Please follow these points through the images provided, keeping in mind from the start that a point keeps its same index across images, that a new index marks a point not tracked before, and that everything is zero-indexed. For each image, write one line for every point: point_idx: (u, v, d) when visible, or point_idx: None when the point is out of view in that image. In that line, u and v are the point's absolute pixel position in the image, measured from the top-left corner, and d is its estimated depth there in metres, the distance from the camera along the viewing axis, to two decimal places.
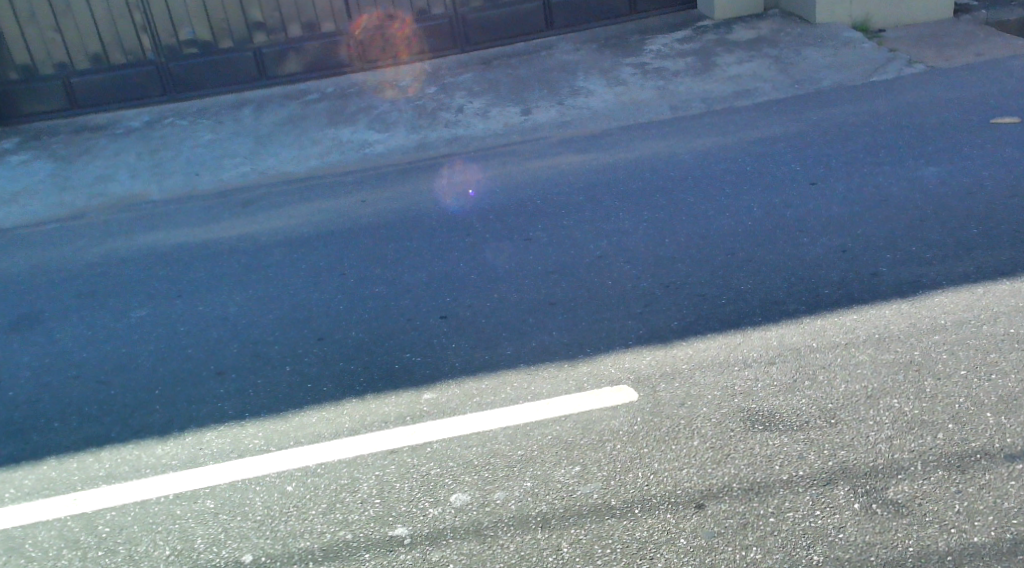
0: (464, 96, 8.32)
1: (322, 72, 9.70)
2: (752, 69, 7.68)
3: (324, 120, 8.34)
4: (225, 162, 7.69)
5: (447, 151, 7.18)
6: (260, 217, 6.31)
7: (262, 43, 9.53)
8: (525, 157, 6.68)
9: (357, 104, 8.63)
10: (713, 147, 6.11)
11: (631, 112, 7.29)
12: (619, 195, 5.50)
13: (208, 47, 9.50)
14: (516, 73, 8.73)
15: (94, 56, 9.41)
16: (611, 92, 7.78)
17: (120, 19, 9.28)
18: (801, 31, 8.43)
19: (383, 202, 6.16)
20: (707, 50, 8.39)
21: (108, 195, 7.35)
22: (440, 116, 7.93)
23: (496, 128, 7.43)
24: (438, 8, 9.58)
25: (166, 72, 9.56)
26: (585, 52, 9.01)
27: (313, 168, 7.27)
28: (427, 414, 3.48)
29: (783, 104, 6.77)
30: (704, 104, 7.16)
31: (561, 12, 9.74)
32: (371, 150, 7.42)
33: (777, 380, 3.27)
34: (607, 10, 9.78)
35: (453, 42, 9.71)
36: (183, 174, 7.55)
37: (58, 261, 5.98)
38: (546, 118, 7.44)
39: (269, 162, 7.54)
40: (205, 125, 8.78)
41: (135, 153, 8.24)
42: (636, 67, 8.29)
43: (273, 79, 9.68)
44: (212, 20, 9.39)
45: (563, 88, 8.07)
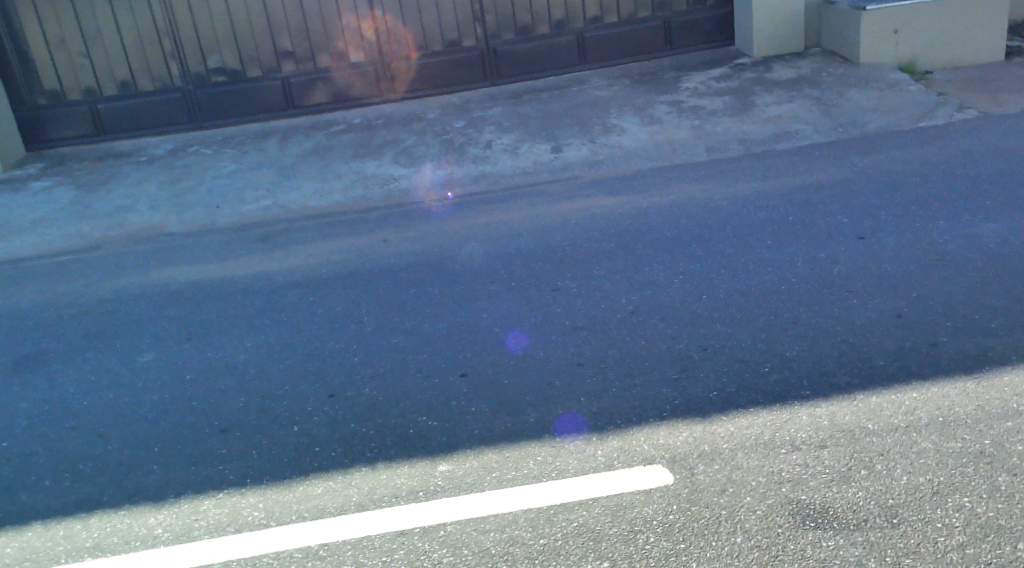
0: (493, 131, 8.10)
1: (350, 103, 9.53)
2: (793, 110, 7.40)
3: (349, 152, 8.14)
4: (246, 194, 7.49)
5: (475, 188, 6.94)
6: (278, 255, 6.08)
7: (291, 72, 9.38)
8: (554, 198, 6.42)
9: (384, 137, 8.43)
10: (752, 193, 5.82)
11: (666, 153, 7.02)
12: (652, 243, 5.22)
13: (236, 75, 9.36)
14: (547, 108, 8.50)
15: (123, 83, 9.32)
16: (645, 130, 7.52)
17: (148, 46, 9.20)
18: (845, 71, 8.13)
19: (405, 242, 5.91)
20: (745, 89, 8.12)
21: (126, 226, 7.18)
22: (468, 151, 7.70)
23: (526, 165, 7.19)
24: (469, 40, 9.39)
25: (193, 100, 9.43)
26: (618, 88, 8.77)
27: (336, 203, 7.05)
28: (441, 490, 3.19)
29: (826, 149, 6.48)
30: (743, 146, 6.88)
31: (595, 46, 9.51)
32: (395, 185, 7.19)
33: (829, 467, 2.94)
34: (642, 45, 9.54)
35: (484, 75, 9.51)
36: (203, 206, 7.36)
37: (69, 296, 5.78)
38: (577, 156, 7.20)
39: (291, 195, 7.33)
40: (229, 155, 8.62)
41: (157, 183, 8.07)
42: (672, 105, 8.03)
43: (300, 109, 9.53)
44: (242, 49, 9.27)
45: (595, 125, 7.83)
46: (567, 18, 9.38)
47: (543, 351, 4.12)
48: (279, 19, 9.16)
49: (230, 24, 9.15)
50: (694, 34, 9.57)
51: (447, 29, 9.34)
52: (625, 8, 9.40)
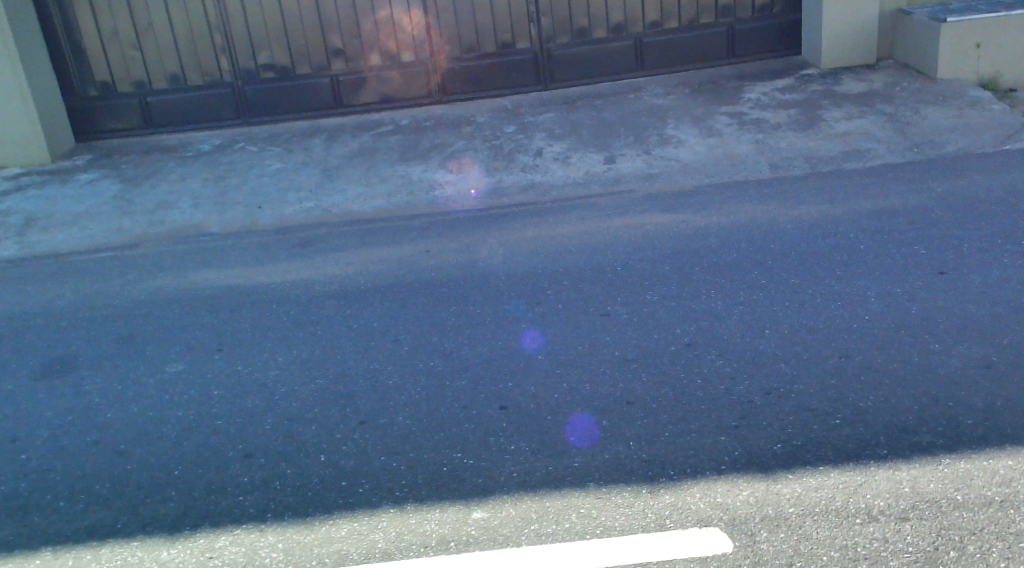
0: (544, 138, 7.81)
1: (399, 103, 9.31)
2: (863, 127, 7.02)
3: (396, 155, 7.91)
4: (289, 196, 7.29)
5: (522, 199, 6.66)
6: (317, 262, 5.86)
7: (340, 70, 9.19)
8: (605, 212, 6.12)
9: (432, 140, 8.19)
10: (818, 218, 5.46)
11: (725, 168, 6.67)
12: (709, 268, 4.91)
13: (285, 72, 9.20)
14: (601, 116, 8.20)
15: (172, 76, 9.21)
16: (704, 143, 7.17)
17: (199, 40, 9.07)
18: (920, 86, 7.71)
19: (449, 254, 5.66)
20: (812, 102, 7.72)
21: (167, 223, 7.02)
22: (517, 158, 7.43)
23: (577, 176, 6.90)
24: (523, 42, 9.11)
25: (242, 95, 9.28)
26: (677, 97, 8.42)
27: (379, 208, 6.82)
28: (474, 542, 2.91)
29: (900, 171, 6.10)
30: (808, 164, 6.52)
31: (653, 52, 9.16)
32: (440, 192, 6.95)
33: (912, 546, 2.62)
34: (703, 52, 9.16)
35: (537, 78, 9.22)
36: (245, 206, 7.18)
37: (102, 297, 5.61)
38: (631, 168, 6.89)
39: (334, 198, 7.12)
40: (274, 153, 8.44)
41: (200, 180, 7.92)
42: (733, 116, 7.67)
43: (348, 108, 9.33)
44: (292, 45, 9.10)
45: (651, 135, 7.51)
46: (626, 22, 9.05)
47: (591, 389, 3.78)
48: (330, 16, 8.98)
49: (281, 19, 8.99)
50: (759, 42, 9.16)
51: (500, 30, 9.07)
52: (687, 13, 9.03)
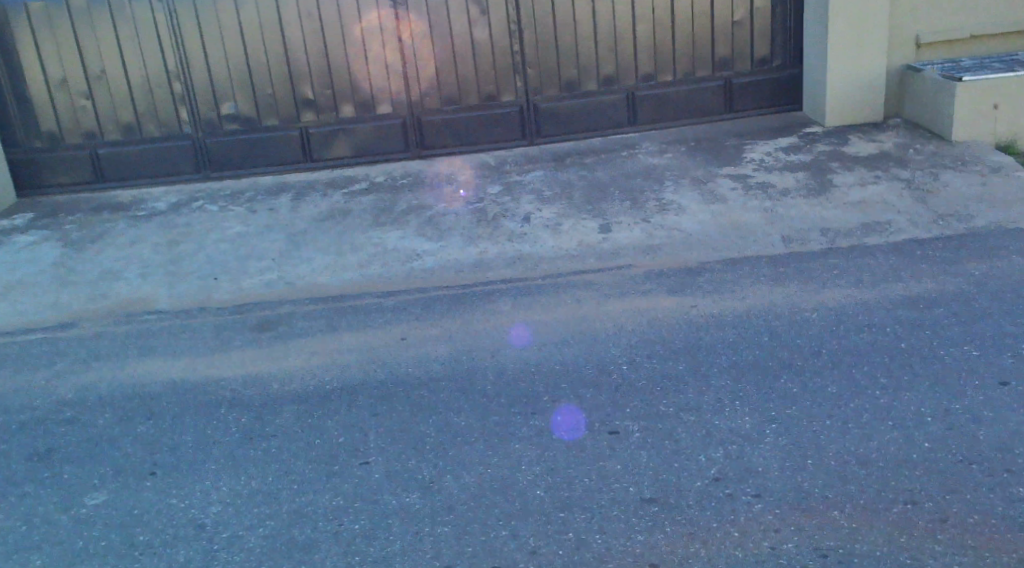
0: (531, 201, 7.18)
1: (373, 158, 8.65)
2: (880, 195, 6.47)
3: (371, 218, 7.25)
4: (250, 265, 6.57)
5: (510, 274, 5.99)
6: (276, 350, 5.13)
7: (310, 122, 8.52)
8: (604, 293, 5.46)
9: (410, 201, 7.53)
10: (846, 305, 4.85)
11: (734, 240, 6.06)
12: (730, 370, 4.26)
13: (250, 123, 8.51)
14: (593, 177, 7.59)
15: (127, 127, 8.50)
16: (707, 211, 6.57)
17: (157, 89, 8.38)
18: (935, 149, 7.20)
19: (428, 344, 4.97)
20: (820, 165, 7.16)
21: (110, 296, 6.26)
22: (503, 224, 6.79)
23: (569, 247, 6.26)
24: (508, 94, 8.49)
25: (202, 148, 8.57)
26: (674, 157, 7.84)
27: (350, 282, 6.12)
28: None
29: (930, 248, 5.53)
30: (825, 237, 5.93)
31: (647, 106, 8.58)
32: (418, 263, 6.28)
33: None
34: (699, 107, 8.60)
35: (523, 132, 8.61)
36: (200, 277, 6.44)
37: (21, 397, 4.83)
38: (629, 240, 6.25)
39: (300, 269, 6.41)
40: (236, 213, 7.73)
41: (152, 244, 7.17)
42: (736, 179, 7.08)
43: (318, 162, 8.66)
44: (258, 95, 8.42)
45: (648, 200, 6.90)
46: (617, 74, 8.46)
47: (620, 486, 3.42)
48: (300, 65, 8.33)
49: (246, 67, 8.32)
50: (758, 97, 8.61)
51: (483, 81, 8.44)
52: (682, 66, 8.46)
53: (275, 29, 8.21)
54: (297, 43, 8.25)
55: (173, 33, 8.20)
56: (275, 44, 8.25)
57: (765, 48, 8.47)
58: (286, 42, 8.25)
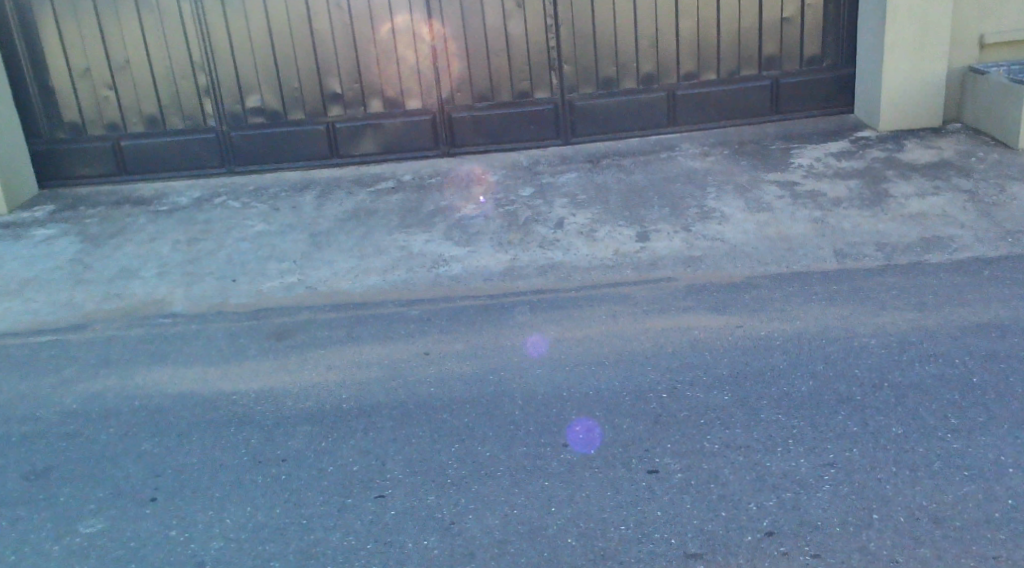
0: (566, 204, 6.83)
1: (402, 155, 8.35)
2: (940, 207, 6.06)
3: (398, 219, 6.95)
4: (270, 267, 6.28)
5: (541, 283, 5.65)
6: (291, 361, 4.83)
7: (337, 117, 8.23)
8: (641, 308, 5.10)
9: (438, 202, 7.22)
10: (906, 333, 4.47)
11: (781, 254, 5.68)
12: (781, 403, 3.91)
13: (276, 117, 8.24)
14: (631, 181, 7.23)
15: (150, 119, 8.25)
16: (753, 221, 6.19)
17: (181, 80, 8.12)
18: (998, 159, 6.77)
19: (452, 361, 4.64)
20: (874, 173, 6.74)
21: (124, 296, 5.99)
22: (536, 229, 6.45)
23: (604, 256, 5.91)
24: (543, 92, 8.14)
25: (226, 141, 8.31)
26: (716, 161, 7.45)
27: (372, 288, 5.82)
28: None
29: (997, 269, 5.13)
30: (882, 252, 5.53)
31: (688, 106, 8.18)
32: (445, 270, 5.97)
33: None
34: (744, 108, 8.18)
35: (557, 132, 8.25)
36: (218, 278, 6.17)
37: (21, 406, 4.55)
38: (668, 250, 5.89)
39: (322, 273, 6.12)
40: (258, 210, 7.46)
41: (171, 241, 6.91)
42: (783, 186, 6.68)
43: (345, 159, 8.37)
44: (284, 88, 8.14)
45: (689, 207, 6.53)
46: (658, 73, 8.08)
47: (662, 539, 3.08)
48: (328, 58, 8.03)
49: (272, 59, 8.04)
50: (806, 98, 8.18)
51: (517, 78, 8.09)
52: (727, 64, 8.05)
53: (303, 20, 7.92)
54: (325, 35, 7.96)
55: (198, 22, 7.93)
56: (303, 36, 7.96)
57: (816, 47, 8.04)
58: (314, 34, 7.95)
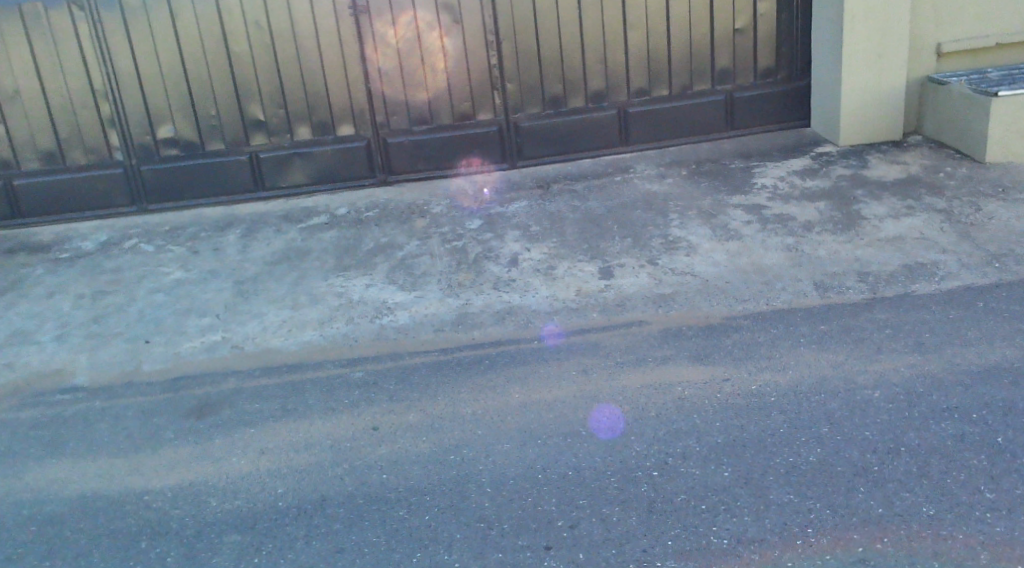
0: (518, 239, 6.30)
1: (334, 185, 7.69)
2: (918, 228, 5.67)
3: (333, 260, 6.31)
4: (189, 324, 5.60)
5: (498, 332, 5.08)
6: (217, 446, 4.18)
7: (261, 147, 7.54)
8: (613, 360, 4.58)
9: (376, 239, 6.60)
10: (913, 379, 4.01)
11: (757, 287, 5.22)
12: (791, 478, 3.40)
13: (193, 148, 7.52)
14: (584, 208, 6.72)
15: (48, 155, 7.45)
16: (722, 250, 5.74)
17: (83, 110, 7.35)
18: (968, 174, 6.43)
19: (405, 438, 4.03)
20: (842, 192, 6.34)
21: (19, 367, 5.26)
22: (487, 268, 5.90)
23: (565, 298, 5.38)
24: (485, 113, 7.58)
25: (137, 177, 7.56)
26: (674, 184, 7.00)
27: (309, 346, 5.18)
28: None
29: (993, 300, 4.73)
30: (866, 282, 5.10)
31: (639, 124, 7.71)
32: (389, 320, 5.37)
33: None
34: (697, 124, 7.75)
35: (502, 155, 7.71)
36: (129, 340, 5.46)
37: None
38: (634, 289, 5.40)
39: (250, 329, 5.46)
40: (175, 255, 6.74)
41: (75, 296, 6.16)
42: (749, 211, 6.25)
43: (272, 191, 7.68)
44: (200, 116, 7.43)
45: (651, 237, 6.06)
46: (606, 89, 7.60)
47: None
48: (248, 81, 7.35)
49: (186, 85, 7.33)
50: (761, 112, 7.78)
51: (457, 98, 7.51)
52: (678, 79, 7.62)
53: (218, 41, 7.22)
54: (244, 57, 7.27)
55: (99, 47, 7.18)
56: (219, 59, 7.27)
57: (769, 59, 7.65)
58: (231, 56, 7.26)
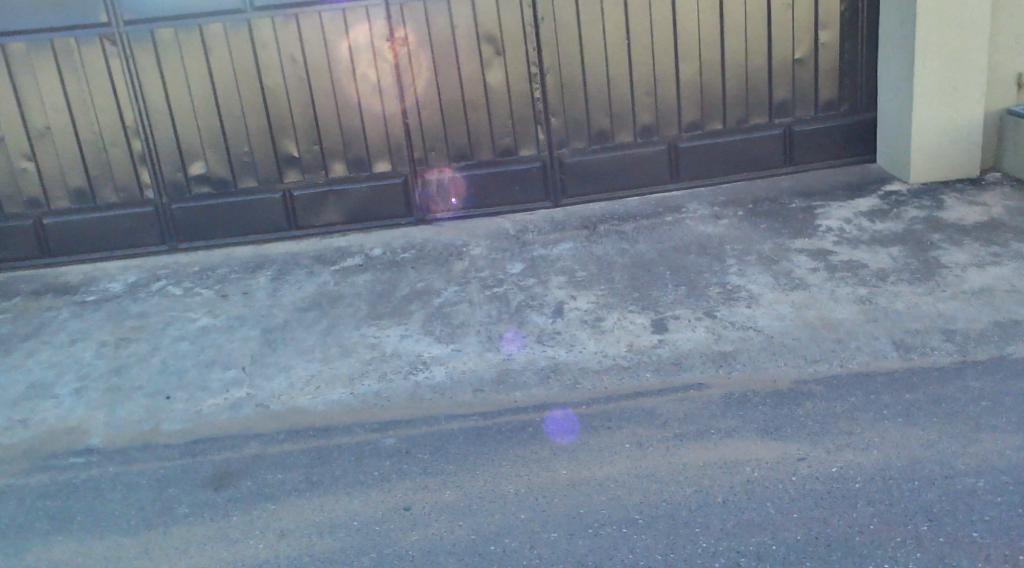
0: (563, 285, 5.88)
1: (370, 224, 7.34)
2: (1006, 279, 5.15)
3: (367, 307, 5.94)
4: (213, 377, 5.24)
5: (543, 393, 4.64)
6: (234, 525, 3.79)
7: (295, 184, 7.23)
8: (672, 431, 4.11)
9: (413, 284, 6.22)
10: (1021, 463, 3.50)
11: (829, 345, 4.73)
12: None
13: (225, 185, 7.22)
14: (635, 252, 6.29)
15: (77, 193, 7.20)
16: (787, 301, 5.25)
17: (113, 147, 7.10)
18: None
19: (442, 523, 3.61)
20: (917, 237, 5.84)
21: (31, 423, 4.92)
22: (531, 319, 5.48)
23: (615, 355, 4.93)
24: (528, 148, 7.19)
25: (168, 215, 7.28)
26: (730, 225, 6.53)
27: (338, 404, 4.78)
28: None
29: None
30: (953, 341, 4.58)
31: (691, 160, 7.26)
32: (425, 377, 4.96)
33: None
34: (753, 159, 7.29)
35: (546, 193, 7.30)
36: (148, 394, 5.10)
37: None
38: (691, 345, 4.93)
39: (276, 383, 5.08)
40: (203, 298, 6.41)
41: (97, 343, 5.84)
42: (815, 257, 5.76)
43: (305, 230, 7.35)
44: (232, 152, 7.14)
45: (708, 285, 5.60)
46: (657, 123, 7.17)
47: None
48: (283, 117, 7.05)
49: (218, 120, 7.05)
50: (823, 147, 7.30)
51: (499, 133, 7.13)
52: (733, 112, 7.17)
53: (252, 75, 6.94)
54: (278, 91, 6.98)
55: (131, 82, 6.93)
56: (252, 94, 6.98)
57: (832, 91, 7.17)
58: (266, 90, 6.97)
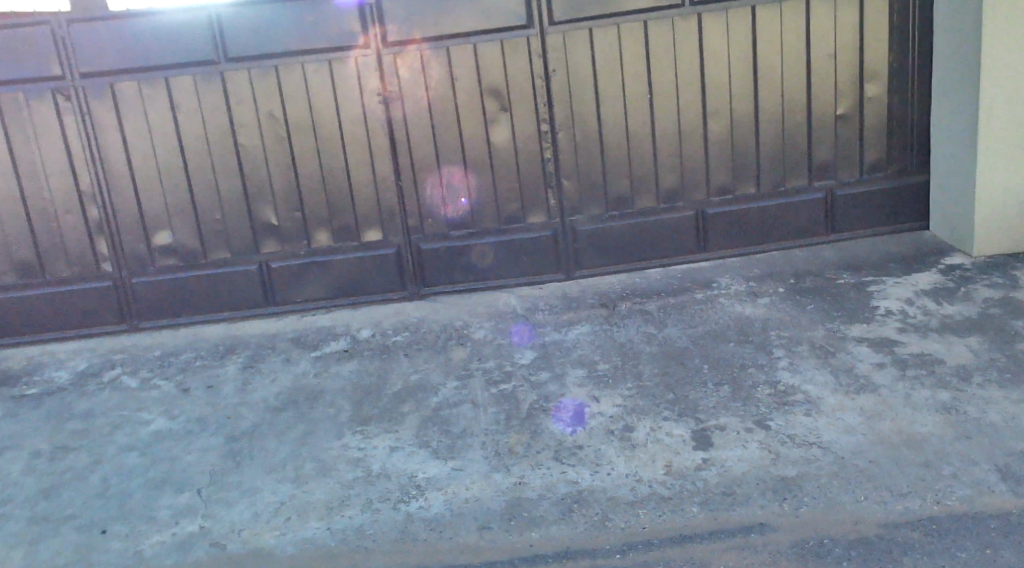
0: (583, 382, 4.99)
1: (357, 299, 6.47)
2: None
3: (352, 408, 5.04)
4: (161, 503, 4.31)
5: (565, 535, 3.73)
6: None
7: (273, 256, 6.38)
8: None
9: (406, 377, 5.33)
10: None
11: (918, 471, 3.83)
12: None
13: (193, 257, 6.37)
14: (664, 338, 5.41)
15: (25, 266, 6.33)
16: (854, 408, 4.37)
17: (66, 215, 6.25)
18: None
19: None
20: (996, 325, 4.99)
21: None
22: (546, 427, 4.57)
23: (652, 479, 4.03)
24: (538, 215, 6.36)
25: (128, 291, 6.41)
26: (771, 305, 5.67)
27: (310, 546, 3.86)
28: None
29: None
30: None
31: (721, 227, 6.42)
32: (419, 506, 4.04)
33: None
34: (791, 227, 6.45)
35: (558, 264, 6.45)
36: (80, 528, 4.17)
37: None
38: (743, 467, 4.03)
39: (237, 513, 4.16)
40: (161, 393, 5.51)
41: (29, 453, 4.91)
42: (879, 350, 4.89)
43: (284, 306, 6.48)
44: (202, 220, 6.30)
45: (756, 385, 4.71)
46: (682, 186, 6.35)
47: None
48: (260, 181, 6.23)
49: (187, 185, 6.22)
50: (868, 213, 6.47)
51: (505, 198, 6.31)
52: (769, 175, 6.36)
53: (226, 135, 6.13)
54: (255, 153, 6.17)
55: (86, 142, 6.10)
56: (226, 155, 6.17)
57: (878, 151, 6.38)
58: (241, 152, 6.16)
